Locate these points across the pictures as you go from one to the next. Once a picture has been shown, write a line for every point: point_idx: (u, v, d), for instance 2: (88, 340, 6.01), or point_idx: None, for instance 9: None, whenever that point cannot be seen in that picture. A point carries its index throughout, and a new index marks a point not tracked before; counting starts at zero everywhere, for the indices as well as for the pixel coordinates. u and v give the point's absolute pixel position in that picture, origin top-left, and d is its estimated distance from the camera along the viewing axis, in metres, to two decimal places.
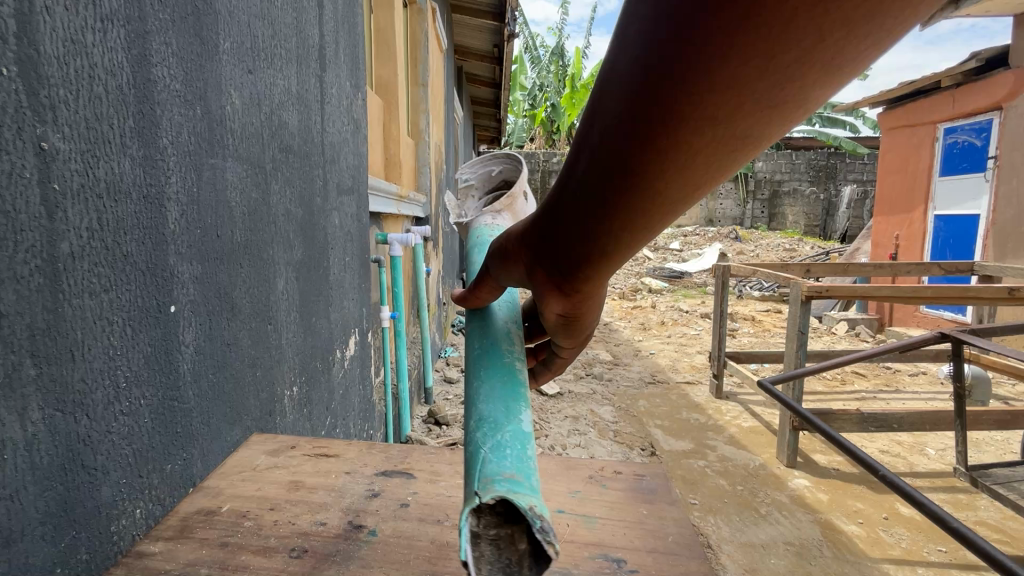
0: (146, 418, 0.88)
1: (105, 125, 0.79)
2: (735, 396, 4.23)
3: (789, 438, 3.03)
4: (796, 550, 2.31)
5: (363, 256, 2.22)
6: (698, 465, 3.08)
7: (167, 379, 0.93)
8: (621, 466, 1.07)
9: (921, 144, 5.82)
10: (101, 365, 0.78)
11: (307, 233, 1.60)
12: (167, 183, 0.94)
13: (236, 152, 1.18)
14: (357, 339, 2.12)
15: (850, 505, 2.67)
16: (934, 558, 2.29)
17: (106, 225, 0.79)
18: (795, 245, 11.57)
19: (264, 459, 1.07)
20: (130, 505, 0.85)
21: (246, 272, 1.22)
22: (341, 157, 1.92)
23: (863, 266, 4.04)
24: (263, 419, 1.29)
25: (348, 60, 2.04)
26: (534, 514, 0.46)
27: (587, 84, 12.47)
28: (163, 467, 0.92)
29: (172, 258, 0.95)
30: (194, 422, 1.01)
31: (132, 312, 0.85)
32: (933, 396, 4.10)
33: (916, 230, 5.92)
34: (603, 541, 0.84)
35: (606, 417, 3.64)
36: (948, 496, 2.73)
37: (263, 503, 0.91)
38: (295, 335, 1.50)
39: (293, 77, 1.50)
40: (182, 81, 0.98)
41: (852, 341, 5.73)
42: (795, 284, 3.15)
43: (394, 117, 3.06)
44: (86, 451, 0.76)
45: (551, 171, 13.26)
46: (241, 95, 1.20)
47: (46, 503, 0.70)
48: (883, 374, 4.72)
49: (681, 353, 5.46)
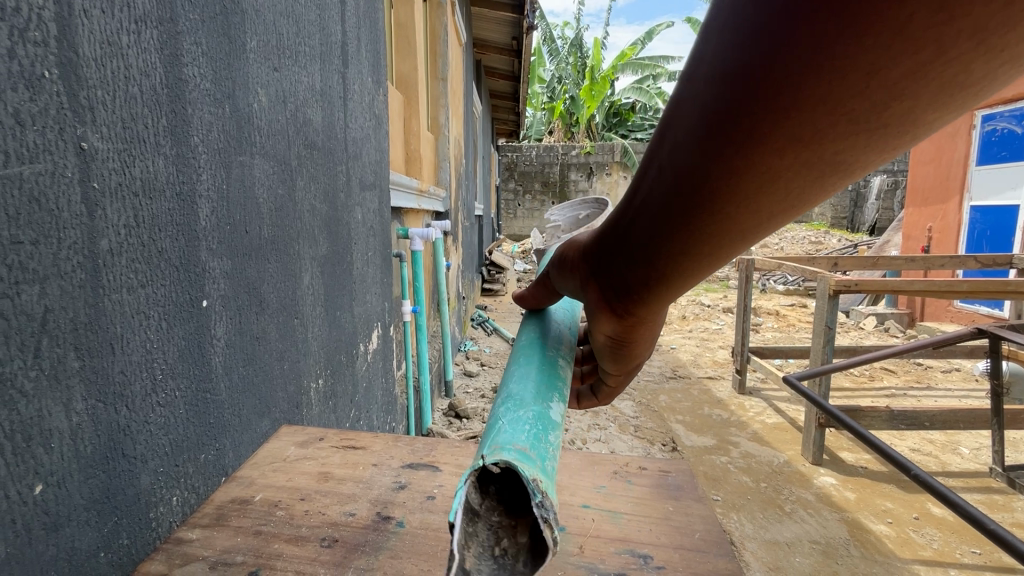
0: (182, 408, 0.91)
1: (140, 124, 0.81)
2: (759, 392, 4.16)
3: (815, 435, 2.97)
4: (822, 549, 2.27)
5: (385, 251, 2.24)
6: (720, 461, 3.05)
7: (200, 372, 0.96)
8: (646, 462, 1.07)
9: (958, 132, 5.60)
10: (139, 357, 0.81)
11: (332, 228, 1.63)
12: (198, 181, 0.96)
13: (263, 149, 1.20)
14: (379, 333, 2.14)
15: (879, 504, 2.61)
16: (967, 560, 2.22)
17: (142, 221, 0.82)
18: (821, 237, 11.30)
19: (294, 450, 1.09)
20: (167, 492, 0.88)
21: (274, 266, 1.24)
22: (363, 152, 1.95)
23: (894, 259, 3.92)
24: (290, 412, 1.32)
25: (370, 56, 2.06)
26: (535, 488, 0.48)
27: (607, 76, 12.29)
28: (197, 456, 0.95)
29: (203, 254, 0.97)
30: (226, 413, 1.04)
31: (166, 307, 0.88)
32: (968, 394, 3.97)
33: (950, 222, 5.71)
34: (629, 536, 0.83)
35: (627, 412, 3.62)
36: (983, 497, 2.64)
37: (293, 493, 0.93)
38: (321, 329, 1.52)
39: (317, 74, 1.52)
40: (211, 80, 1.00)
41: (882, 336, 5.58)
42: (823, 279, 3.05)
43: (414, 112, 3.08)
44: (127, 440, 0.79)
45: (569, 165, 13.19)
46: (268, 94, 1.22)
47: (91, 490, 0.73)
48: (914, 371, 4.59)
49: (703, 348, 5.38)
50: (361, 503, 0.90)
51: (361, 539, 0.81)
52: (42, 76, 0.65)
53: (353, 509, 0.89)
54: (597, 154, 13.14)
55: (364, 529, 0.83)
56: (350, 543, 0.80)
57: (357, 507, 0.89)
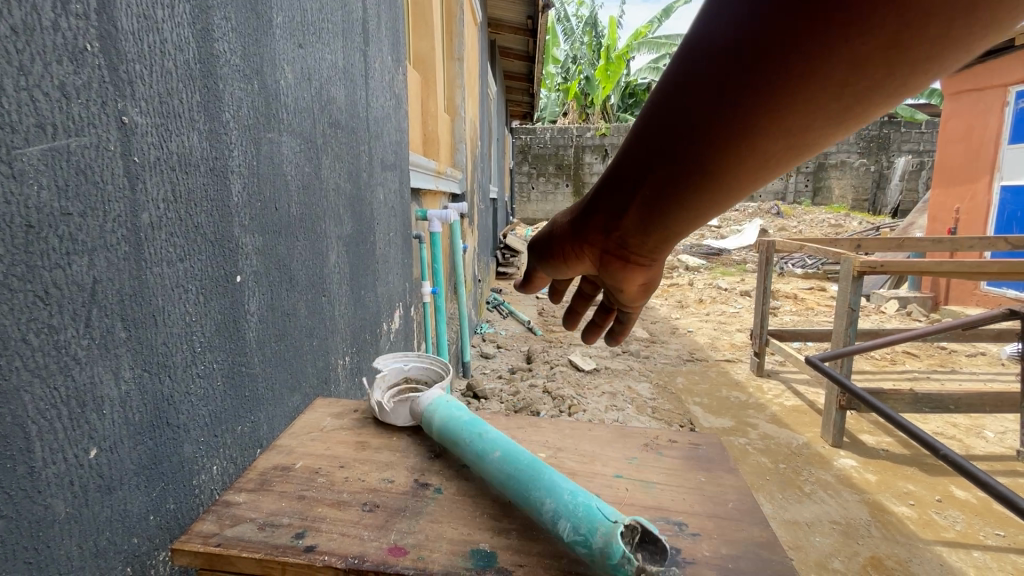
0: (219, 380, 0.94)
1: (175, 100, 0.82)
2: (777, 375, 4.13)
3: (835, 417, 2.95)
4: (842, 529, 2.27)
5: (405, 231, 2.25)
6: (739, 442, 3.05)
7: (235, 346, 0.98)
8: (676, 435, 1.07)
9: (989, 109, 5.40)
10: (180, 329, 0.84)
11: (356, 208, 1.64)
12: (230, 157, 0.97)
13: (290, 127, 1.21)
14: (401, 313, 2.16)
15: (901, 486, 2.59)
16: (991, 541, 2.21)
17: (179, 196, 0.83)
18: (841, 220, 11.06)
19: (330, 421, 1.12)
20: (208, 461, 0.91)
21: (302, 244, 1.26)
22: (384, 132, 1.94)
23: (920, 241, 3.82)
24: (320, 386, 1.34)
25: (390, 34, 2.04)
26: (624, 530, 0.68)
27: (623, 55, 12.03)
28: (235, 427, 0.98)
29: (236, 231, 0.99)
30: (260, 387, 1.07)
31: (204, 281, 0.89)
32: (993, 378, 3.90)
33: (980, 203, 5.51)
34: (663, 504, 0.84)
35: (644, 394, 3.62)
36: (1008, 480, 2.61)
37: (332, 461, 0.95)
38: (347, 308, 1.54)
39: (339, 52, 1.51)
40: (240, 56, 1.00)
41: (904, 320, 5.48)
42: (846, 259, 2.99)
43: (430, 92, 3.05)
44: (171, 409, 0.82)
45: (584, 147, 13.02)
46: (293, 71, 1.22)
47: (140, 455, 0.75)
48: (937, 355, 4.51)
49: (720, 331, 5.34)
50: (398, 471, 0.92)
51: (400, 505, 0.83)
52: (85, 50, 0.66)
53: (390, 476, 0.91)
54: (612, 136, 12.94)
55: (403, 495, 0.85)
56: (390, 508, 0.82)
57: (394, 475, 0.91)
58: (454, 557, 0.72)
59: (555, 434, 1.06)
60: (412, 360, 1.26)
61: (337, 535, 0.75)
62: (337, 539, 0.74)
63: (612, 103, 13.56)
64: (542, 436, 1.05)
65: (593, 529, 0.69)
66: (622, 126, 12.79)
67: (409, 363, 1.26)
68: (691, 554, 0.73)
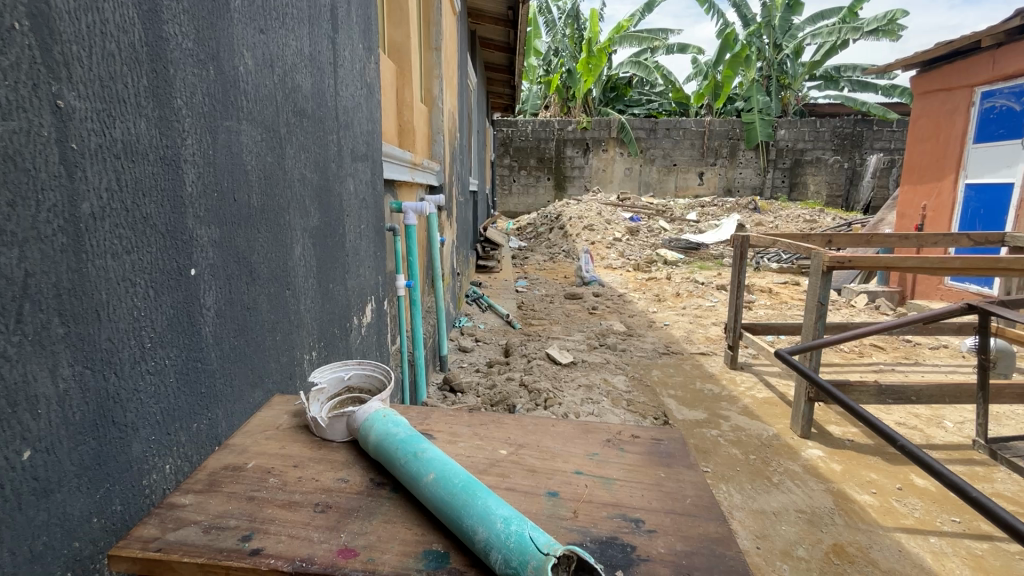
0: (172, 378, 0.90)
1: (120, 84, 0.78)
2: (750, 367, 4.21)
3: (804, 409, 3.03)
4: (807, 517, 2.33)
5: (378, 224, 2.21)
6: (711, 434, 3.10)
7: (190, 342, 0.95)
8: (639, 430, 1.08)
9: (956, 109, 5.55)
10: (127, 325, 0.80)
11: (323, 199, 1.60)
12: (183, 145, 0.93)
13: (250, 115, 1.16)
14: (373, 307, 2.13)
15: (864, 475, 2.67)
16: (948, 528, 2.29)
17: (125, 185, 0.80)
18: (815, 215, 11.29)
19: (288, 419, 1.11)
20: (160, 460, 0.88)
21: (264, 236, 1.22)
22: (354, 122, 1.90)
23: (888, 237, 3.92)
24: (284, 382, 1.31)
25: (361, 22, 1.99)
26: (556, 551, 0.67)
27: (605, 48, 12.02)
28: (189, 425, 0.95)
29: (190, 222, 0.95)
30: (218, 383, 1.03)
31: (154, 274, 0.86)
32: (955, 370, 4.04)
33: (945, 200, 5.69)
34: (621, 501, 0.85)
35: (619, 387, 3.66)
36: (964, 468, 2.72)
37: (286, 460, 0.95)
38: (313, 302, 1.51)
39: (305, 39, 1.46)
40: (194, 39, 0.95)
41: (872, 314, 5.64)
42: (817, 254, 3.04)
43: (406, 81, 3.00)
44: (117, 408, 0.78)
45: (565, 140, 13.02)
46: (254, 57, 1.17)
47: (81, 456, 0.72)
48: (903, 348, 4.66)
49: (696, 324, 5.42)
50: (353, 470, 0.93)
51: (354, 505, 0.83)
52: (12, 29, 0.62)
53: (345, 476, 0.91)
54: (594, 129, 12.96)
55: (358, 495, 0.86)
56: (343, 509, 0.82)
57: (350, 474, 0.92)
58: (405, 559, 0.73)
59: (517, 430, 1.06)
60: (352, 368, 1.26)
61: (286, 538, 0.75)
62: (285, 542, 0.74)
63: (594, 96, 13.56)
64: (504, 433, 1.05)
65: (524, 562, 0.67)
66: (603, 120, 12.82)
67: (349, 371, 1.26)
68: (645, 551, 0.74)
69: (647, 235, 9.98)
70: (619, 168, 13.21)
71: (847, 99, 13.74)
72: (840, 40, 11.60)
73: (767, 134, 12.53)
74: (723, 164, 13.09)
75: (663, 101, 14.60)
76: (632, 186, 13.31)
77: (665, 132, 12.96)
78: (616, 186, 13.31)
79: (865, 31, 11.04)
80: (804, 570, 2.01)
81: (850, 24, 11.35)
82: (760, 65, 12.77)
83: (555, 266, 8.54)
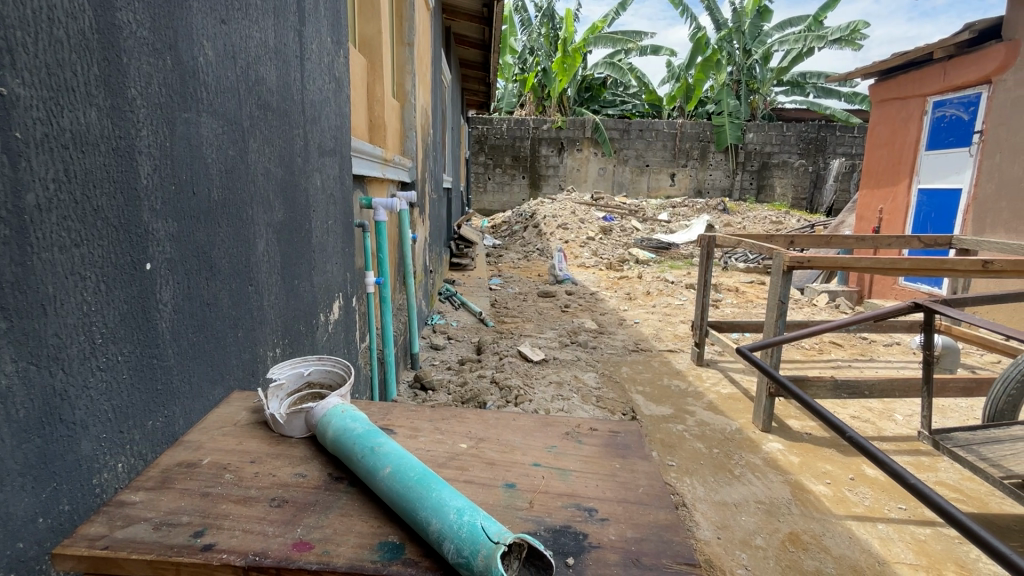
0: (124, 374, 0.88)
1: (68, 72, 0.76)
2: (716, 364, 4.33)
3: (765, 404, 3.14)
4: (766, 508, 2.42)
5: (346, 220, 2.19)
6: (676, 428, 3.18)
7: (145, 337, 0.93)
8: (597, 423, 1.12)
9: (911, 116, 5.81)
10: (76, 320, 0.78)
11: (288, 194, 1.58)
12: (137, 136, 0.90)
13: (211, 106, 1.14)
14: (340, 303, 2.11)
15: (820, 467, 2.79)
16: (894, 515, 2.41)
17: (74, 176, 0.78)
18: (781, 217, 11.65)
19: (246, 416, 1.11)
20: (111, 459, 0.85)
21: (225, 230, 1.19)
22: (322, 116, 1.87)
23: (846, 239, 4.08)
24: (246, 379, 1.29)
25: (329, 15, 1.96)
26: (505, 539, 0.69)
27: (580, 48, 12.10)
28: (144, 423, 0.93)
29: (146, 215, 0.92)
30: (174, 380, 1.01)
31: (106, 269, 0.84)
32: (905, 366, 4.24)
33: (900, 204, 5.96)
34: (576, 491, 0.88)
35: (589, 383, 3.72)
36: (911, 458, 2.87)
37: (243, 457, 0.97)
38: (277, 298, 1.48)
39: (270, 30, 1.44)
40: (150, 28, 0.93)
41: (832, 312, 5.86)
42: (778, 254, 3.15)
43: (377, 76, 2.97)
44: (64, 405, 0.77)
45: (540, 139, 13.07)
46: (215, 47, 1.15)
47: (25, 455, 0.71)
48: (859, 345, 4.86)
49: (665, 322, 5.54)
50: (311, 465, 0.96)
51: (311, 499, 0.86)
52: None
53: (303, 471, 0.94)
54: (569, 129, 13.05)
55: (315, 489, 0.89)
56: (300, 503, 0.85)
57: (307, 469, 0.94)
58: (360, 551, 0.75)
59: (479, 425, 1.08)
60: (312, 364, 1.26)
61: (240, 533, 0.77)
62: (238, 537, 0.76)
63: (569, 96, 13.65)
64: (466, 427, 1.07)
65: (474, 551, 0.69)
66: (578, 120, 12.92)
67: (309, 367, 1.26)
68: (595, 538, 0.77)
69: (620, 234, 10.12)
70: (594, 167, 13.34)
71: (812, 105, 14.20)
72: (806, 48, 11.98)
73: (737, 137, 12.85)
74: (694, 166, 13.36)
75: (636, 102, 14.79)
76: (606, 186, 13.46)
77: (639, 133, 13.16)
78: (590, 185, 13.44)
79: (829, 39, 11.44)
80: (761, 558, 2.10)
81: (815, 32, 11.73)
82: (731, 69, 13.06)
83: (529, 265, 8.57)
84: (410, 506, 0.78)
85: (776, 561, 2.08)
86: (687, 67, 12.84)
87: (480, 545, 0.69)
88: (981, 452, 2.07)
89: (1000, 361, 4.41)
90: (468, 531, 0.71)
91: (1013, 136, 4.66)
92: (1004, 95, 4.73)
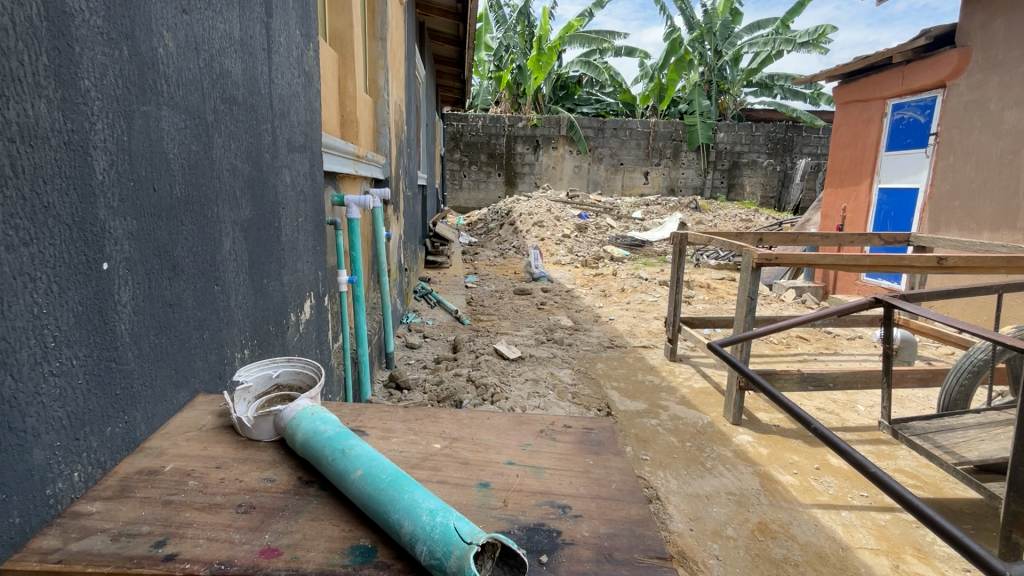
0: (81, 379, 0.84)
1: (14, 60, 0.72)
2: (688, 359, 4.42)
3: (735, 398, 3.22)
4: (736, 498, 2.50)
5: (318, 218, 2.15)
6: (651, 423, 3.24)
7: (103, 340, 0.89)
8: (571, 420, 1.13)
9: (872, 119, 6.03)
10: (25, 323, 0.75)
11: (256, 191, 1.53)
12: (92, 130, 0.86)
13: (172, 99, 1.09)
14: (312, 303, 2.07)
15: (787, 458, 2.87)
16: (856, 502, 2.52)
17: (21, 171, 0.74)
18: (750, 216, 11.94)
19: (211, 420, 1.08)
20: (67, 468, 0.82)
21: (190, 229, 1.15)
22: (291, 111, 1.83)
23: (812, 235, 4.16)
24: (212, 382, 1.25)
25: (298, 7, 1.90)
26: (476, 539, 0.69)
27: (555, 47, 12.13)
28: (102, 429, 0.89)
29: (102, 213, 0.88)
30: (136, 384, 0.97)
31: (58, 268, 0.80)
32: (867, 359, 4.41)
33: (862, 203, 6.18)
34: (550, 489, 0.88)
35: (565, 380, 3.75)
36: (872, 447, 3.00)
37: (208, 462, 0.94)
38: (245, 297, 1.44)
39: (235, 21, 1.39)
40: (105, 16, 0.89)
41: (800, 307, 6.05)
42: (747, 253, 3.21)
43: (348, 70, 2.91)
44: (13, 412, 0.73)
45: (515, 136, 13.05)
46: (175, 38, 1.10)
47: None
48: (824, 339, 5.03)
49: (639, 319, 5.61)
50: (280, 470, 0.94)
51: (280, 504, 0.84)
52: None
53: (272, 476, 0.92)
54: (543, 126, 13.06)
55: (284, 494, 0.87)
56: (268, 509, 0.83)
57: (276, 473, 0.92)
58: (330, 555, 0.74)
59: (453, 424, 1.07)
60: (281, 365, 1.24)
61: (204, 541, 0.75)
62: (202, 545, 0.74)
63: (544, 93, 13.69)
64: (439, 427, 1.06)
65: (448, 552, 0.68)
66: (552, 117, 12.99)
67: (277, 369, 1.24)
68: (569, 535, 0.78)
69: (595, 232, 10.19)
70: (569, 165, 13.39)
71: (780, 106, 14.58)
72: (774, 51, 12.30)
73: (707, 136, 13.10)
74: (667, 164, 13.57)
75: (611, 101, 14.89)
76: (581, 184, 13.56)
77: (613, 132, 13.28)
78: (565, 184, 13.48)
79: (797, 43, 11.75)
80: (732, 548, 2.15)
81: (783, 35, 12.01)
82: (702, 70, 13.27)
83: (505, 262, 8.55)
84: (377, 507, 0.78)
85: (746, 550, 2.14)
86: (660, 67, 13.00)
87: (451, 544, 0.69)
88: (936, 440, 2.17)
89: (952, 352, 4.64)
90: (439, 532, 0.71)
91: (965, 138, 4.87)
92: (957, 99, 4.95)
